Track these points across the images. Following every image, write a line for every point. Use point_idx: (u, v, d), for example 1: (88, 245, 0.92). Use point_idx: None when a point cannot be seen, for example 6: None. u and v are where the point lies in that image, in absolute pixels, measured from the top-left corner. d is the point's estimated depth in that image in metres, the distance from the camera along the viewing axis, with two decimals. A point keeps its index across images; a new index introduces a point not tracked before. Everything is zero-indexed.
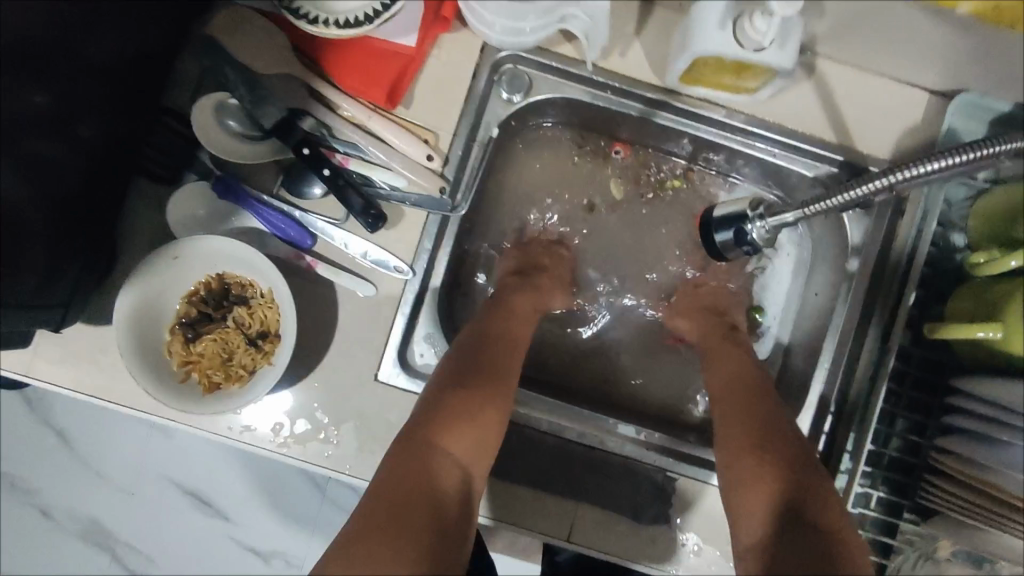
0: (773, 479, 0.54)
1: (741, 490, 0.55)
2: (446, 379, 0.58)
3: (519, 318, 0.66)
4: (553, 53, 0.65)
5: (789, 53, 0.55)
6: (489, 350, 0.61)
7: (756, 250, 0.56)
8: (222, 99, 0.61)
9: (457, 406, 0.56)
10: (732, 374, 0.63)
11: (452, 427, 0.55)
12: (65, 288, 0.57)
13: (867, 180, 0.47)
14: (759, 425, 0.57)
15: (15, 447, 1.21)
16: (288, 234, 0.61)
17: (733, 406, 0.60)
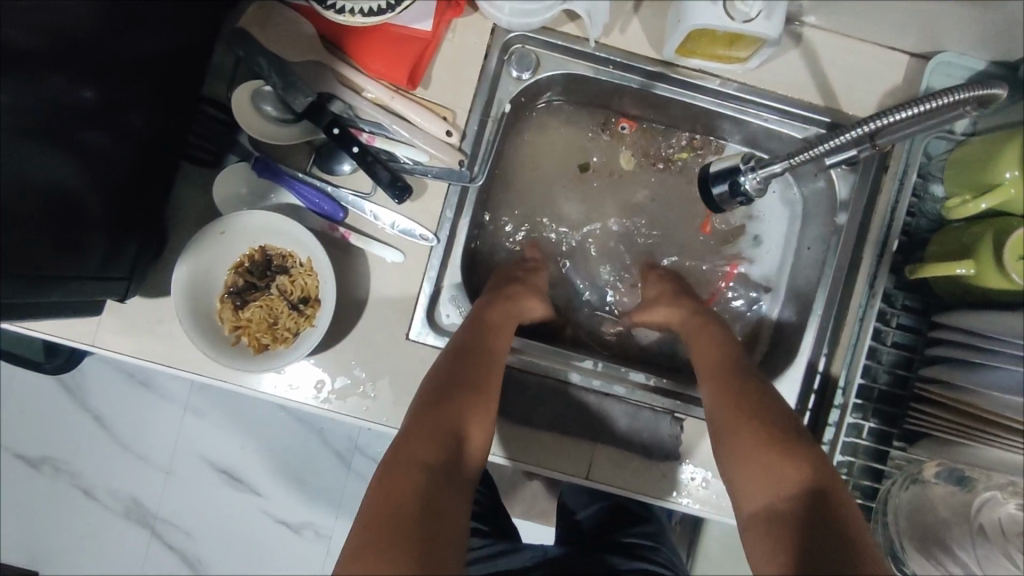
0: (778, 460, 0.53)
1: (744, 477, 0.55)
2: (442, 380, 0.58)
3: (499, 334, 0.64)
4: (558, 32, 0.71)
5: (776, 22, 0.60)
6: (482, 352, 0.61)
7: (749, 200, 0.62)
8: (257, 86, 0.66)
9: (458, 399, 0.56)
10: (715, 367, 0.63)
11: (454, 416, 0.54)
12: (129, 260, 0.64)
13: (848, 129, 0.54)
14: (749, 410, 0.58)
15: (57, 431, 1.28)
16: (321, 208, 0.67)
17: (722, 395, 0.60)
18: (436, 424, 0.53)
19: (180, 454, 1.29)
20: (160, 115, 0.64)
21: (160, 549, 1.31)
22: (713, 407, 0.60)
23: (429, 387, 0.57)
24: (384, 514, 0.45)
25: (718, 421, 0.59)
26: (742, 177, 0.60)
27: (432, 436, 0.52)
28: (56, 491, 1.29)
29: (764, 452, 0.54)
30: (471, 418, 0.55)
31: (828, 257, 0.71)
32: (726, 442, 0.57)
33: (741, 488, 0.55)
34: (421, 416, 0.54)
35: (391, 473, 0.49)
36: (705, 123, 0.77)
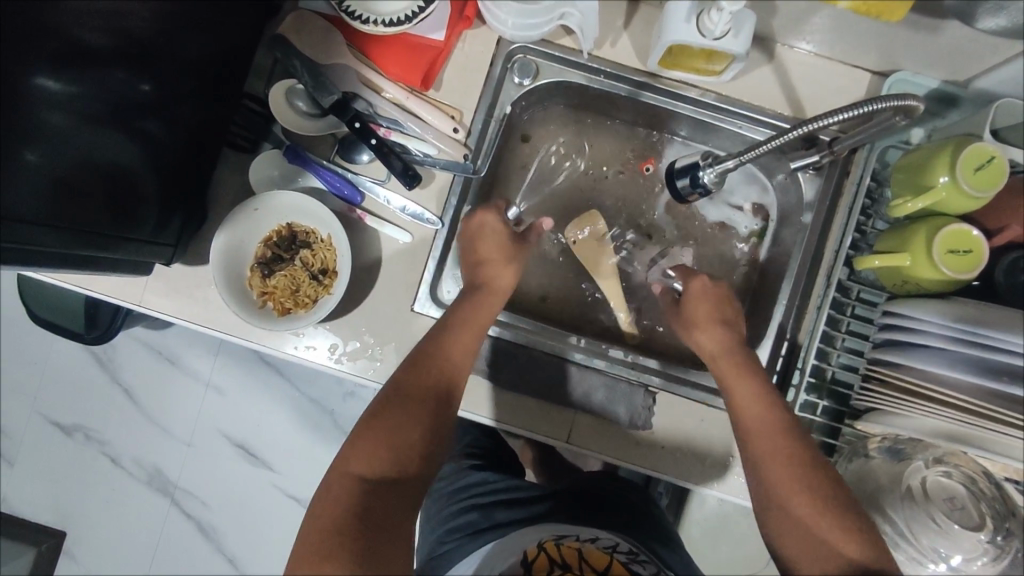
0: (785, 478, 0.61)
1: (791, 528, 0.59)
2: (392, 387, 0.66)
3: (465, 331, 0.71)
4: (556, 45, 0.80)
5: (743, 41, 0.68)
6: (441, 355, 0.69)
7: (707, 191, 0.73)
8: (291, 84, 0.76)
9: (408, 417, 0.64)
10: (756, 416, 0.66)
11: (394, 428, 0.63)
12: (175, 230, 0.74)
13: (788, 129, 0.63)
14: (807, 468, 0.61)
15: (92, 400, 1.40)
16: (342, 191, 0.77)
17: (775, 451, 0.63)
18: (382, 438, 0.62)
19: (201, 428, 1.39)
20: (207, 107, 0.74)
21: (177, 517, 1.40)
22: (766, 462, 0.63)
23: (379, 396, 0.65)
24: (326, 523, 0.55)
25: (768, 476, 0.63)
26: (701, 173, 0.71)
27: (375, 452, 0.60)
28: (86, 457, 1.39)
29: (790, 482, 0.61)
30: (417, 428, 0.64)
31: (793, 253, 0.79)
32: (777, 498, 0.61)
33: (789, 539, 0.59)
34: (366, 428, 0.62)
35: (332, 484, 0.58)
36: (689, 129, 0.85)
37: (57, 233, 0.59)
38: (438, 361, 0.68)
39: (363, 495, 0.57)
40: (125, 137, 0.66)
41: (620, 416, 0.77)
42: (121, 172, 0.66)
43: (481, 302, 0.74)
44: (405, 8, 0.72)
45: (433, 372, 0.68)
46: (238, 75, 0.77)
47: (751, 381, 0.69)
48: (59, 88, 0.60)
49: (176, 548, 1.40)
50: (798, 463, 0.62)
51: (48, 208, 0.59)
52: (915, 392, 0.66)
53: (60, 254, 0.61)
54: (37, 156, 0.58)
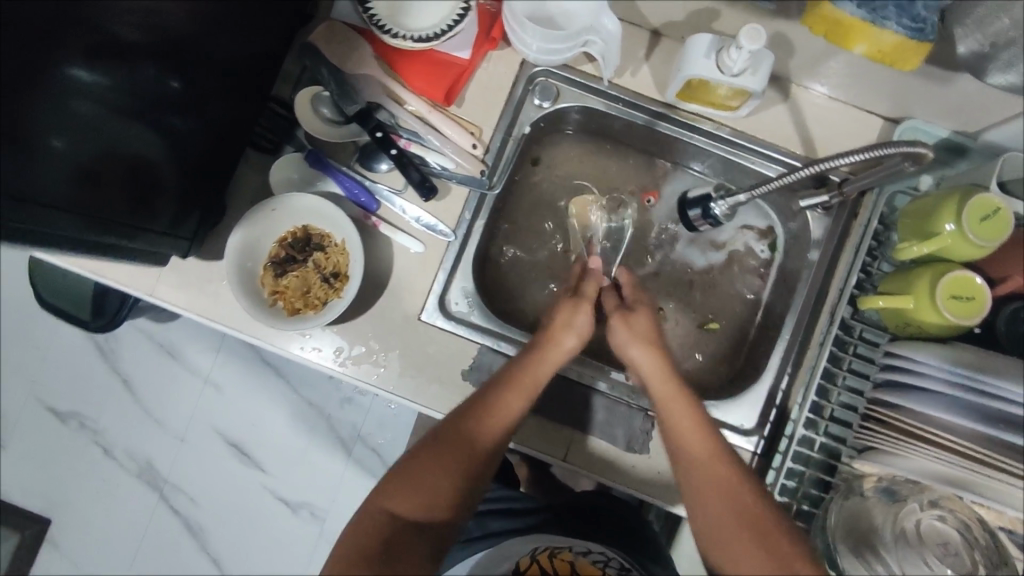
0: (730, 522, 0.62)
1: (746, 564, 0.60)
2: (434, 433, 0.66)
3: (520, 383, 0.69)
4: (577, 70, 0.82)
5: (761, 78, 0.69)
6: (491, 406, 0.67)
7: (717, 223, 0.76)
8: (317, 91, 0.78)
9: (442, 465, 0.64)
10: (699, 455, 0.66)
11: (429, 478, 0.64)
12: (194, 224, 0.75)
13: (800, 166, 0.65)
14: (752, 504, 0.62)
15: (89, 389, 1.40)
16: (359, 198, 0.78)
17: (718, 485, 0.64)
18: (416, 484, 0.63)
19: (196, 424, 1.39)
20: (238, 109, 0.76)
21: (164, 512, 1.39)
22: (709, 496, 0.64)
23: (422, 441, 0.66)
24: (346, 561, 0.60)
25: (713, 512, 0.63)
26: (714, 204, 0.74)
27: (404, 495, 0.63)
28: (78, 445, 1.39)
29: (740, 524, 0.61)
30: (450, 481, 0.64)
31: (798, 288, 0.80)
32: (723, 542, 0.62)
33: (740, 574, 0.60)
34: (401, 473, 0.64)
35: (363, 521, 0.62)
36: (702, 161, 0.87)
37: (69, 218, 0.60)
38: (489, 413, 0.67)
39: (387, 536, 0.61)
40: (152, 131, 0.68)
41: (618, 438, 0.78)
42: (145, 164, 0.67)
43: (540, 355, 0.71)
44: (452, 13, 0.74)
45: (480, 423, 0.66)
46: (267, 78, 0.79)
47: (699, 416, 0.68)
48: (92, 80, 0.62)
49: (159, 544, 1.39)
50: (741, 497, 0.63)
51: (70, 193, 0.61)
52: (912, 434, 0.66)
53: (81, 239, 0.62)
54: (63, 144, 0.60)
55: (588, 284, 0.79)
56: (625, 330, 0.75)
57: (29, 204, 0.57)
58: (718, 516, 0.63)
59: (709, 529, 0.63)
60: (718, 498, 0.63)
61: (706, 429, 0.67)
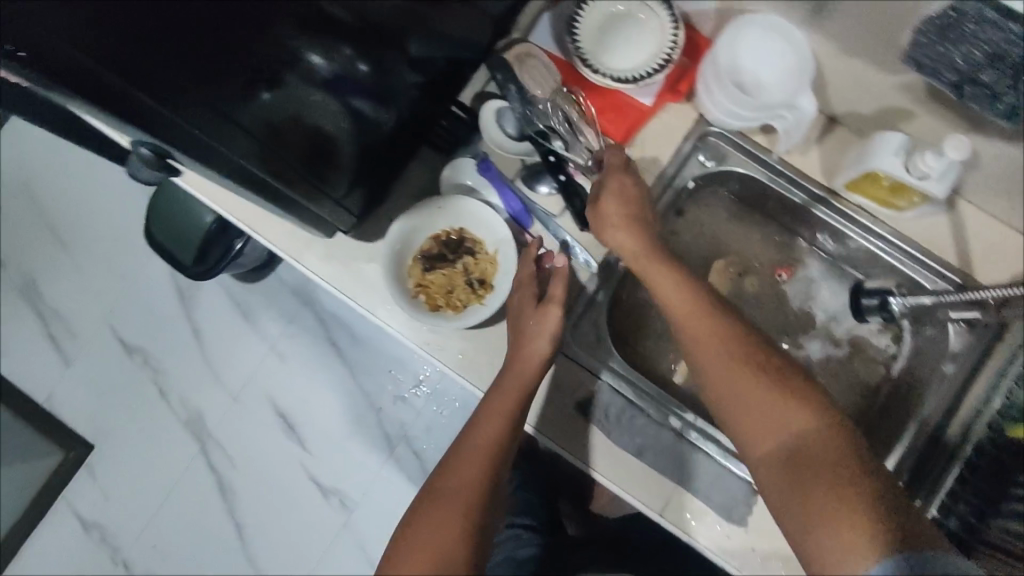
0: (818, 478, 0.54)
1: (812, 513, 0.53)
2: (428, 494, 0.66)
3: (492, 422, 0.70)
4: (749, 138, 0.84)
5: (945, 186, 0.71)
6: (477, 448, 0.69)
7: (890, 317, 0.83)
8: (502, 105, 0.82)
9: (444, 518, 0.63)
10: (756, 397, 0.60)
11: (431, 534, 0.62)
12: (358, 203, 0.77)
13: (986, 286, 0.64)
14: (831, 452, 0.55)
15: (166, 329, 1.44)
16: (518, 214, 0.81)
17: (785, 426, 0.58)
18: (420, 547, 0.62)
19: (253, 388, 1.42)
20: (425, 106, 0.78)
21: (201, 467, 1.41)
22: (767, 440, 0.59)
23: (416, 504, 0.66)
24: None
25: (779, 439, 0.58)
26: (892, 299, 0.82)
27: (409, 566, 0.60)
28: (141, 380, 1.43)
29: (823, 482, 0.54)
30: (455, 534, 0.62)
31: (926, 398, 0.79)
32: (818, 517, 0.53)
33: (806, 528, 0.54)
34: (408, 542, 0.63)
35: None
36: (846, 251, 0.87)
37: (261, 167, 0.60)
38: (470, 458, 0.68)
39: None
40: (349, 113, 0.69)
41: (718, 504, 0.77)
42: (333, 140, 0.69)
43: (502, 386, 0.72)
44: (648, 64, 0.78)
45: (466, 467, 0.67)
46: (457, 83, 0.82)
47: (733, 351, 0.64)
48: (325, 64, 0.62)
49: (190, 497, 1.40)
50: (813, 437, 0.57)
51: (249, 139, 0.58)
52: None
53: (238, 178, 0.60)
54: (267, 97, 0.59)
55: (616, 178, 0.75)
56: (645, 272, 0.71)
57: (223, 126, 0.56)
58: (790, 467, 0.56)
59: (771, 463, 0.58)
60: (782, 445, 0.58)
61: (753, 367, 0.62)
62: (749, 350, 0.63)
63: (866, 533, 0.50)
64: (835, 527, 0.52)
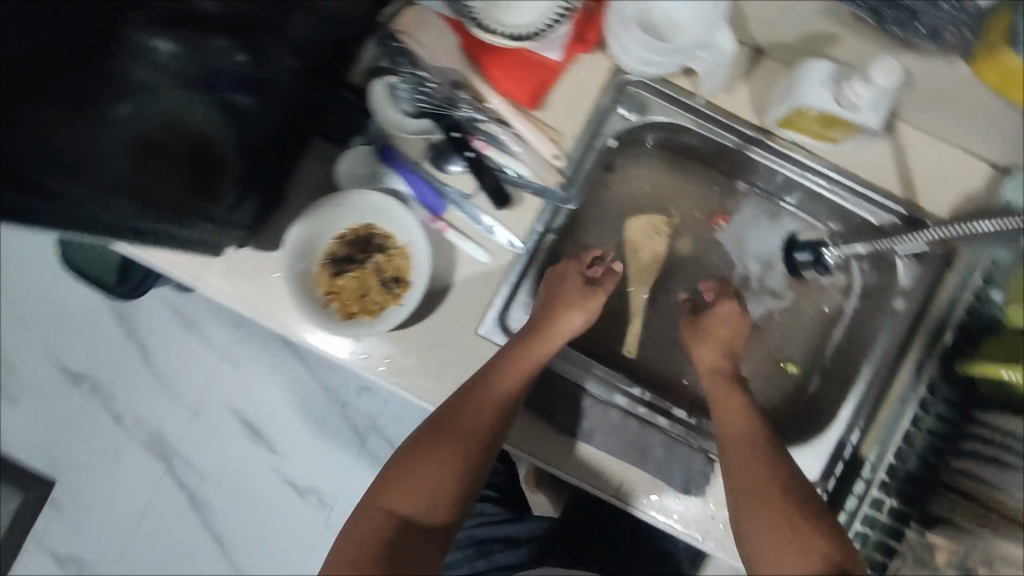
0: (767, 507, 0.59)
1: (768, 538, 0.58)
2: (430, 424, 0.68)
3: (509, 371, 0.69)
4: (671, 84, 0.76)
5: (880, 115, 0.64)
6: (476, 403, 0.68)
7: (828, 268, 0.81)
8: (392, 82, 0.72)
9: (446, 451, 0.66)
10: (746, 430, 0.67)
11: (436, 466, 0.65)
12: (250, 213, 0.70)
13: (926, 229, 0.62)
14: (779, 482, 0.61)
15: (106, 353, 1.36)
16: (428, 200, 0.73)
17: (755, 470, 0.63)
18: (427, 462, 0.65)
19: (212, 398, 1.35)
20: (311, 94, 0.70)
21: (171, 485, 1.36)
22: (733, 474, 0.64)
23: (420, 429, 0.68)
24: None
25: (740, 474, 0.63)
26: (826, 252, 0.79)
27: (409, 488, 0.63)
28: (90, 409, 1.36)
29: (780, 509, 0.59)
30: (450, 467, 0.65)
31: (879, 338, 0.75)
32: (762, 530, 0.58)
33: (764, 553, 0.57)
34: (397, 469, 0.65)
35: (356, 532, 0.61)
36: (787, 190, 0.82)
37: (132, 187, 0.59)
38: (472, 402, 0.68)
39: (388, 537, 0.60)
40: (218, 110, 0.63)
41: (675, 479, 0.73)
42: (204, 152, 0.63)
43: (536, 345, 0.72)
44: (545, 16, 0.70)
45: (467, 409, 0.67)
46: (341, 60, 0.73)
47: (744, 413, 0.69)
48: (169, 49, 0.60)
49: (162, 517, 1.35)
50: (777, 476, 0.62)
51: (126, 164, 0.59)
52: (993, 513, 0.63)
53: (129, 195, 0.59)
54: (129, 110, 0.59)
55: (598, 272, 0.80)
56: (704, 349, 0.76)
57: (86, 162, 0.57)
58: (761, 494, 0.60)
59: (735, 491, 0.62)
60: (754, 473, 0.62)
61: (754, 421, 0.68)
62: (754, 419, 0.68)
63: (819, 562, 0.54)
64: (792, 555, 0.56)
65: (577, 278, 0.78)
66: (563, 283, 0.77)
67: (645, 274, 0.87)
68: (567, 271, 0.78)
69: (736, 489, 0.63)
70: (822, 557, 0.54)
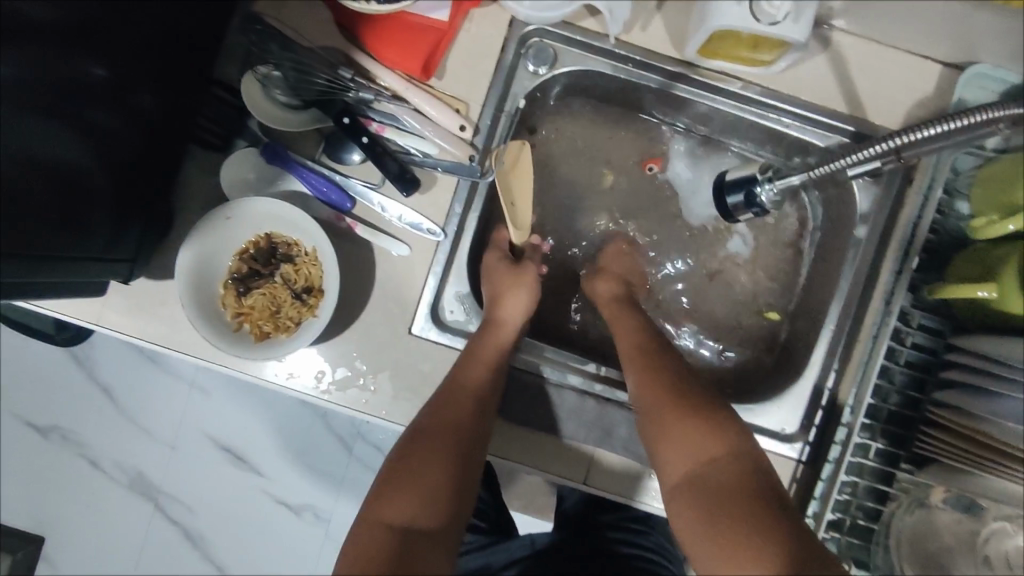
0: (663, 405, 0.56)
1: (666, 445, 0.55)
2: (410, 434, 0.59)
3: (478, 363, 0.64)
4: (577, 27, 0.69)
5: (803, 27, 0.58)
6: (446, 409, 0.60)
7: (764, 210, 0.67)
8: (266, 71, 0.64)
9: (430, 461, 0.56)
10: (629, 333, 0.65)
11: (401, 483, 0.54)
12: (134, 239, 0.63)
13: (873, 144, 0.54)
14: (669, 375, 0.59)
15: (56, 402, 1.25)
16: (330, 198, 0.66)
17: (643, 366, 0.61)
18: (400, 486, 0.54)
19: (186, 430, 1.26)
20: (172, 98, 0.62)
21: (162, 523, 1.27)
22: (634, 384, 0.61)
23: (402, 441, 0.58)
24: None
25: (638, 383, 0.60)
26: (758, 189, 0.65)
27: (400, 497, 0.53)
28: (59, 461, 1.25)
29: (669, 403, 0.56)
30: (445, 473, 0.56)
31: (844, 273, 0.70)
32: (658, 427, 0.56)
33: (663, 461, 0.55)
34: (393, 475, 0.55)
35: (361, 537, 0.51)
36: (725, 126, 0.75)
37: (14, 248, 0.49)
38: (472, 399, 0.61)
39: (389, 541, 0.50)
40: (80, 136, 0.54)
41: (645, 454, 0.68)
42: (77, 186, 0.55)
43: (492, 338, 0.66)
44: None
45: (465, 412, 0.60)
46: (205, 56, 0.65)
47: (635, 316, 0.68)
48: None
49: (161, 556, 1.28)
50: (663, 368, 0.60)
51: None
52: (983, 448, 0.56)
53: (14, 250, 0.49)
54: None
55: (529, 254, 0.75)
56: (597, 282, 0.73)
57: None
58: (655, 392, 0.58)
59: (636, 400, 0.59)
60: (648, 375, 0.60)
61: (641, 324, 0.66)
62: (648, 324, 0.66)
63: (713, 465, 0.51)
64: (688, 460, 0.53)
65: (504, 266, 0.71)
66: (493, 280, 0.70)
67: (590, 239, 0.80)
68: (492, 265, 0.72)
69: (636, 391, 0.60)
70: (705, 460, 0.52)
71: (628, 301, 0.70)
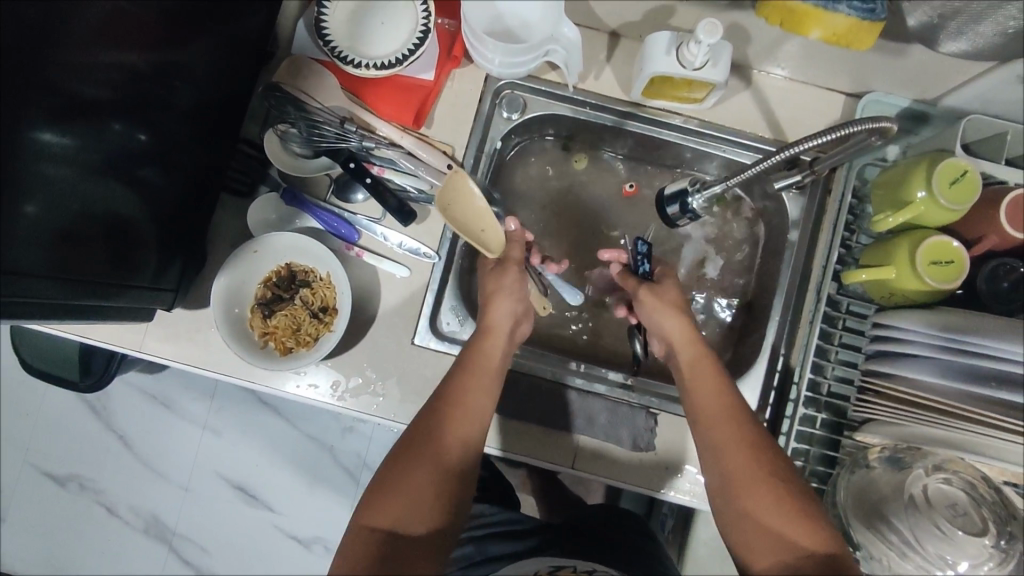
0: (765, 495, 0.61)
1: (754, 528, 0.61)
2: (403, 440, 0.66)
3: (477, 372, 0.69)
4: (541, 80, 0.83)
5: (721, 69, 0.71)
6: (439, 420, 0.66)
7: (696, 214, 0.80)
8: (282, 128, 0.77)
9: (415, 469, 0.63)
10: (718, 407, 0.67)
11: (391, 493, 0.62)
12: (176, 274, 0.74)
13: (774, 154, 0.66)
14: (766, 461, 0.63)
15: (74, 449, 1.30)
16: (339, 230, 0.78)
17: (737, 448, 0.64)
18: (389, 492, 0.63)
19: (197, 471, 1.30)
20: (207, 155, 0.74)
21: (176, 565, 1.30)
22: (717, 454, 0.65)
23: (397, 445, 0.66)
24: None
25: (725, 457, 0.64)
26: (691, 198, 0.78)
27: (385, 504, 0.62)
28: (77, 507, 1.30)
29: (772, 493, 0.61)
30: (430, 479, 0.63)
31: (782, 271, 0.82)
32: (754, 515, 0.61)
33: (746, 542, 0.61)
34: (384, 481, 0.63)
35: (356, 537, 0.61)
36: (673, 155, 0.88)
37: (62, 285, 0.58)
38: (462, 407, 0.67)
39: (374, 545, 0.60)
40: (128, 189, 0.64)
41: (623, 439, 0.77)
42: (128, 229, 0.65)
43: (481, 348, 0.71)
44: (408, 41, 0.76)
45: (456, 419, 0.66)
46: (234, 120, 0.78)
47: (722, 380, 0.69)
48: (59, 142, 0.55)
49: None
50: (760, 454, 0.63)
51: (50, 260, 0.56)
52: (916, 404, 0.67)
53: (69, 281, 0.58)
54: (37, 209, 0.54)
55: (512, 247, 0.78)
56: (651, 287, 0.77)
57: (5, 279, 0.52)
58: (753, 480, 0.62)
59: (723, 476, 0.64)
60: (748, 462, 0.63)
61: (728, 394, 0.68)
62: (731, 391, 0.68)
63: (802, 554, 0.58)
64: (773, 543, 0.59)
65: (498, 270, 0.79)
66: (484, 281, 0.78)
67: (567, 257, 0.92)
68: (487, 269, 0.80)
69: (728, 474, 0.63)
70: (802, 551, 0.58)
71: (700, 364, 0.71)
